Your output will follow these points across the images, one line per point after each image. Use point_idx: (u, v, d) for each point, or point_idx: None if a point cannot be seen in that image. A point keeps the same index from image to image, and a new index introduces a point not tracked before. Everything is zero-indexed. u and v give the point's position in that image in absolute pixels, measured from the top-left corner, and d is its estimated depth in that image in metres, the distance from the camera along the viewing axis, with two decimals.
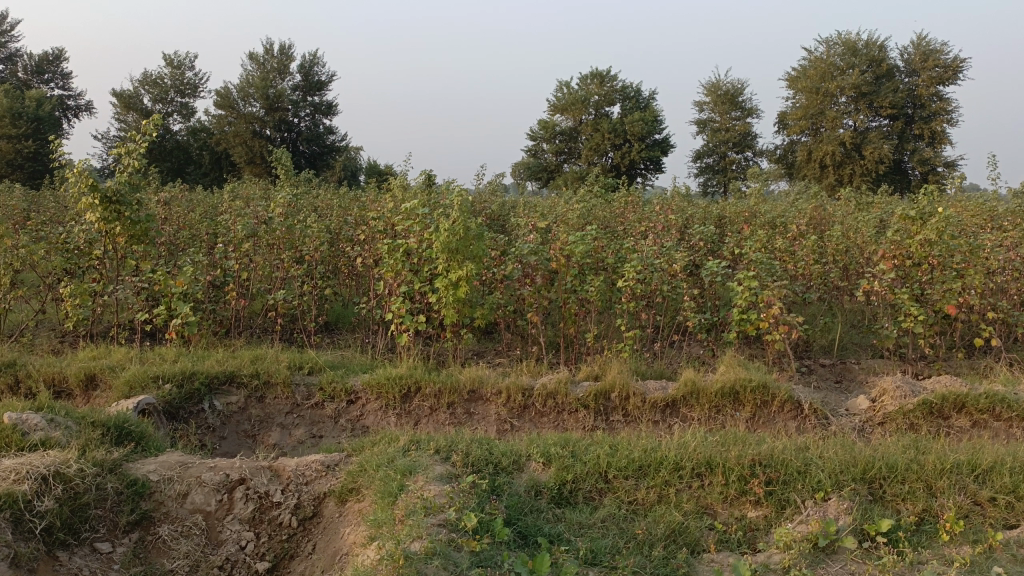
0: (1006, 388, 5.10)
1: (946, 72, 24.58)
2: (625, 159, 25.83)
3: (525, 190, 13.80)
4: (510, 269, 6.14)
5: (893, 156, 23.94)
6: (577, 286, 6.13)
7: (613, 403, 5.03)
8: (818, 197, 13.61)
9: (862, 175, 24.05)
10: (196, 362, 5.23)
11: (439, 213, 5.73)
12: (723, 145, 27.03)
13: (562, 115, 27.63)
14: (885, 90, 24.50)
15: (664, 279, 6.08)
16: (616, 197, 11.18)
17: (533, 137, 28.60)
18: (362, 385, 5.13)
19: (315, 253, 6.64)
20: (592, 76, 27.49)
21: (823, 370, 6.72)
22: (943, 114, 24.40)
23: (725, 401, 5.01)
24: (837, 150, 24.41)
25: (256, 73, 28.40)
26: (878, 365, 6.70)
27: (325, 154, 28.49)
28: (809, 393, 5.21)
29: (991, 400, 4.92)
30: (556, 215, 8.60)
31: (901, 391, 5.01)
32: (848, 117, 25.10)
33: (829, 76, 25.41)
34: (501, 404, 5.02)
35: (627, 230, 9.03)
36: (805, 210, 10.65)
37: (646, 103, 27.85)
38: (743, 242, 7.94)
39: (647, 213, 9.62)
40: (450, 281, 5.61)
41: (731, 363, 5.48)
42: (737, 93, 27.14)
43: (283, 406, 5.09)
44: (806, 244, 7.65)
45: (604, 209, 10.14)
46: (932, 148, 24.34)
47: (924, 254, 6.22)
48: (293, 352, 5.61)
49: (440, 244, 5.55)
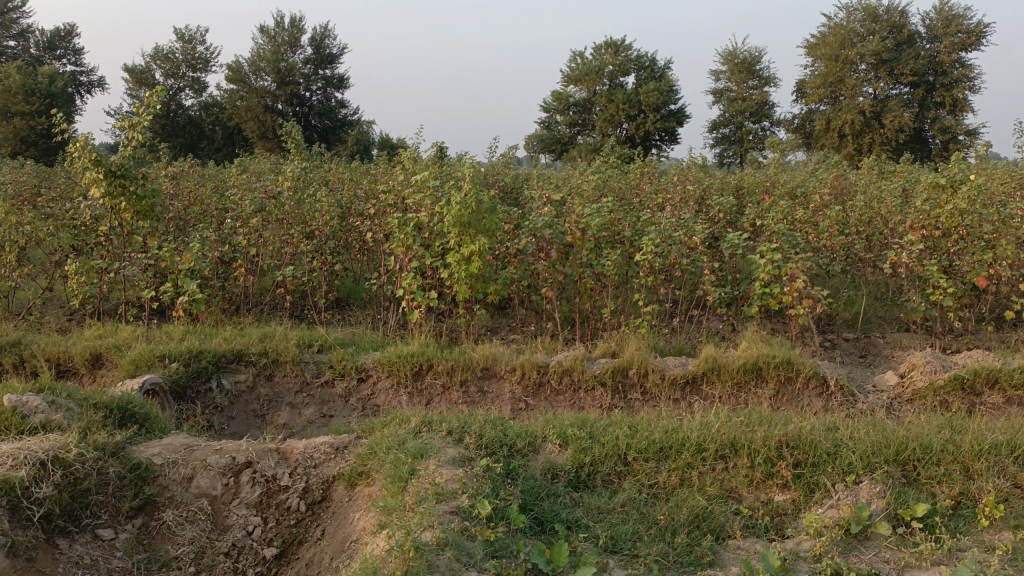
0: None
1: (969, 37, 23.94)
2: (640, 130, 25.43)
3: (539, 162, 13.57)
4: (524, 242, 5.96)
5: (913, 125, 23.40)
6: (593, 260, 5.95)
7: (632, 380, 4.87)
8: (838, 166, 13.28)
9: (882, 144, 23.55)
10: (204, 341, 5.12)
11: (450, 185, 5.54)
12: (740, 115, 26.54)
13: (575, 86, 27.21)
14: (906, 57, 23.89)
15: (683, 252, 5.89)
16: (632, 168, 10.94)
17: (546, 108, 28.21)
18: (372, 363, 5.00)
19: (324, 227, 6.49)
20: (606, 45, 27.01)
21: (847, 345, 6.53)
22: (965, 80, 23.80)
23: (748, 378, 4.83)
24: (856, 119, 23.88)
25: (266, 46, 28.12)
26: (905, 339, 6.49)
27: (337, 128, 28.27)
28: (835, 370, 5.02)
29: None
30: (571, 186, 8.39)
31: (931, 367, 4.81)
32: (868, 85, 24.52)
33: (848, 42, 24.79)
34: (516, 382, 4.88)
35: (643, 202, 8.81)
36: (826, 179, 10.37)
37: (661, 72, 27.35)
38: (763, 214, 7.71)
39: (664, 183, 9.39)
40: (462, 255, 5.45)
41: (753, 339, 5.29)
42: (754, 61, 26.58)
43: (292, 384, 4.97)
44: (829, 215, 7.40)
45: (620, 180, 9.91)
46: (953, 116, 23.78)
47: (955, 224, 5.98)
48: (302, 329, 5.48)
49: (451, 218, 5.38)
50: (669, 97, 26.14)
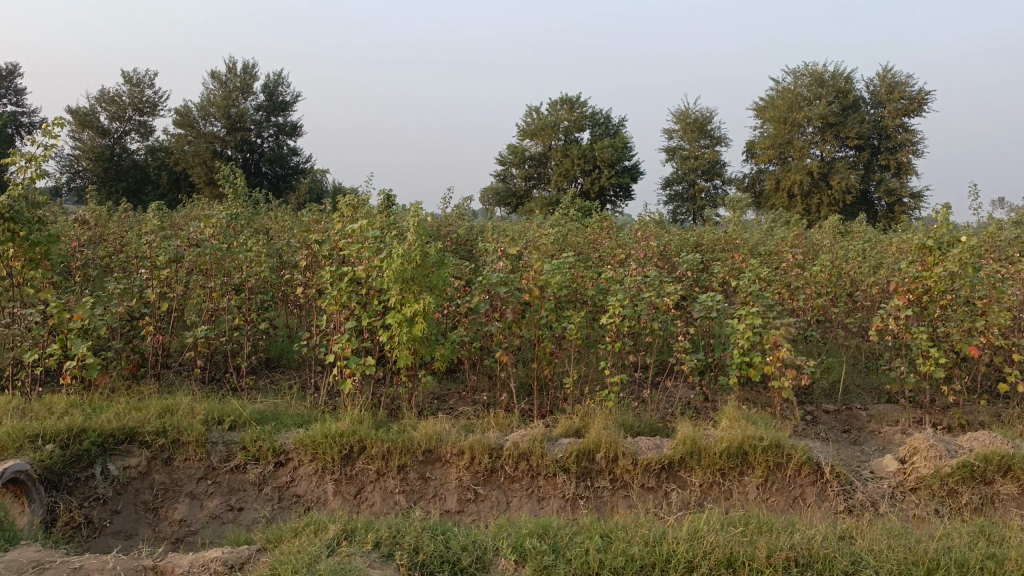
0: None
1: (910, 104, 24.56)
2: (595, 186, 25.25)
3: (493, 214, 13.02)
4: (476, 301, 5.29)
5: (860, 186, 23.71)
6: (553, 322, 5.31)
7: (600, 466, 4.17)
8: (794, 225, 13.03)
9: (830, 205, 23.75)
10: (90, 416, 4.27)
11: (393, 236, 4.87)
12: (693, 173, 26.62)
13: (531, 141, 27.06)
14: (852, 121, 24.35)
15: (654, 315, 5.27)
16: (590, 222, 10.44)
17: (501, 161, 27.95)
18: (293, 443, 4.22)
19: (250, 280, 5.73)
20: (562, 102, 27.04)
21: (828, 418, 5.98)
22: (908, 145, 24.29)
23: (732, 464, 4.19)
24: (805, 180, 24.09)
25: (218, 91, 27.39)
26: (890, 412, 5.99)
27: (289, 176, 27.41)
28: (828, 452, 4.42)
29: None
30: (528, 240, 7.81)
31: (936, 452, 4.25)
32: (815, 147, 24.85)
33: (796, 105, 25.20)
34: (464, 467, 4.14)
35: (605, 258, 8.25)
36: (788, 238, 10.00)
37: (617, 129, 27.41)
38: (734, 273, 7.19)
39: (625, 239, 8.86)
40: (404, 316, 4.75)
41: (735, 415, 4.68)
42: (706, 121, 26.81)
43: (193, 470, 4.15)
44: (805, 275, 6.91)
45: (579, 234, 9.35)
46: (897, 179, 24.18)
47: (943, 289, 5.52)
48: (214, 400, 4.66)
49: (392, 273, 4.70)
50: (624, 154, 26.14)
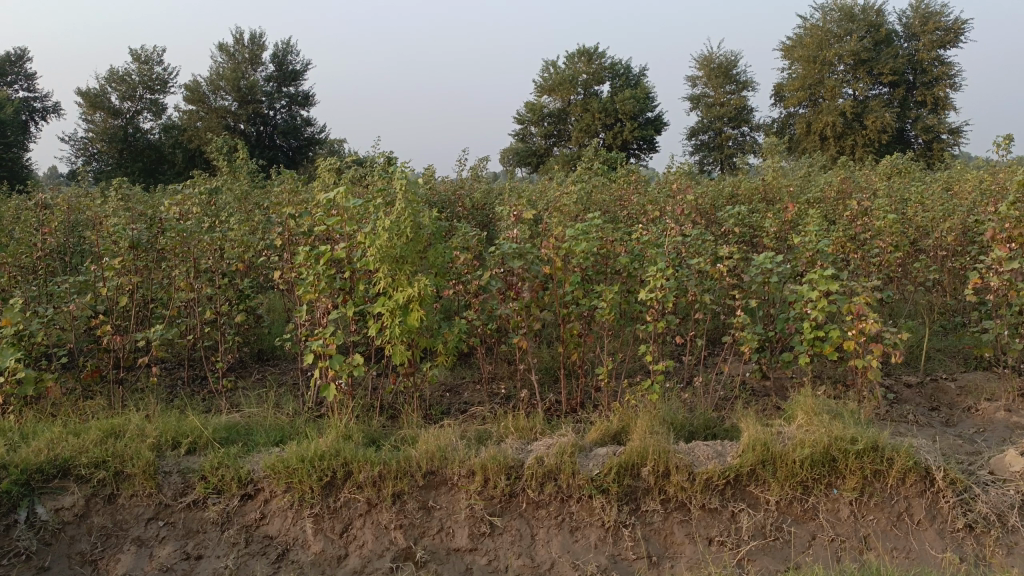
0: None
1: (946, 35, 22.96)
2: (618, 139, 23.98)
3: (507, 176, 12.07)
4: (487, 278, 4.40)
5: (896, 125, 22.22)
6: (581, 299, 4.41)
7: (647, 483, 3.31)
8: (834, 169, 11.91)
9: (865, 146, 22.30)
10: (16, 448, 3.48)
11: (380, 205, 3.99)
12: (718, 121, 25.21)
13: (549, 97, 25.84)
14: (885, 57, 22.78)
15: (702, 285, 4.35)
16: (615, 177, 9.45)
17: (518, 120, 26.74)
18: (263, 470, 3.41)
19: (223, 266, 4.90)
20: (580, 53, 25.74)
21: (910, 394, 5.04)
22: (946, 78, 22.71)
23: (817, 474, 3.31)
24: (838, 121, 22.62)
25: (227, 63, 26.48)
26: (986, 384, 5.04)
27: (303, 147, 26.51)
28: (933, 449, 3.47)
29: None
30: (547, 201, 6.89)
31: None
32: (847, 86, 23.30)
33: (826, 43, 23.63)
34: (475, 493, 3.29)
35: (634, 218, 7.26)
36: (835, 185, 8.95)
37: (638, 79, 26.02)
38: (786, 228, 6.20)
39: (656, 193, 7.88)
40: (396, 303, 3.88)
41: (812, 408, 3.76)
42: (731, 65, 25.34)
43: (142, 510, 3.35)
44: (873, 226, 5.89)
45: (603, 191, 8.35)
46: (935, 115, 22.66)
47: None
48: (174, 417, 3.87)
49: (379, 251, 3.83)
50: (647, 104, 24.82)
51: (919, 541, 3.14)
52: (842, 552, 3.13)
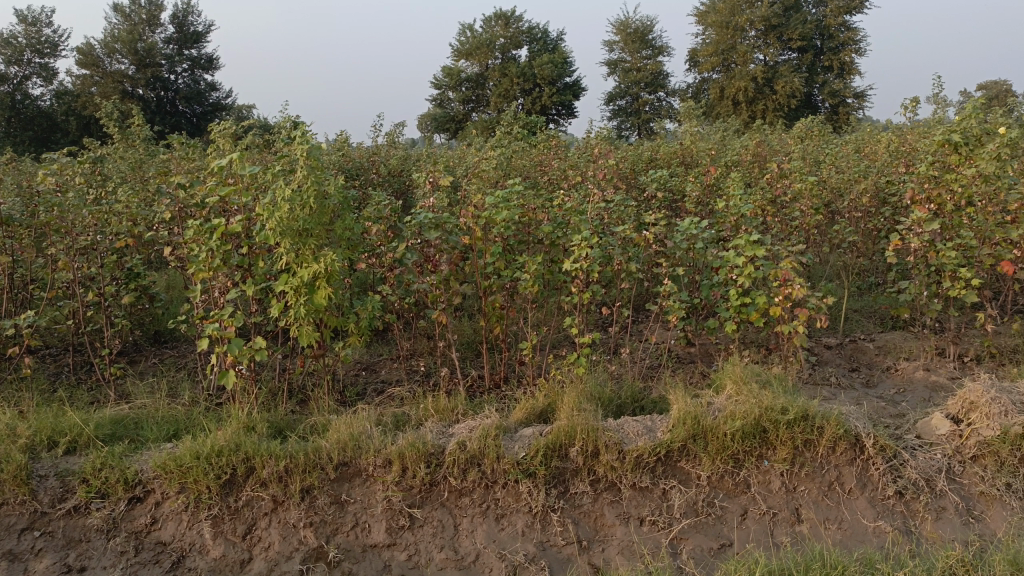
0: None
1: (851, 1, 23.52)
2: (537, 105, 23.70)
3: (424, 142, 11.66)
4: (402, 250, 4.11)
5: (804, 90, 22.74)
6: (502, 270, 4.17)
7: (576, 464, 3.14)
8: (749, 133, 12.01)
9: (775, 111, 22.75)
10: None
11: (281, 173, 3.63)
12: (635, 86, 25.23)
13: (466, 61, 25.27)
14: (794, 22, 23.20)
15: (628, 253, 4.18)
16: (534, 143, 9.20)
17: (435, 84, 26.07)
18: (152, 470, 3.08)
19: (108, 242, 4.42)
20: (497, 16, 25.23)
21: (831, 356, 5.05)
22: (851, 44, 23.33)
23: (749, 446, 3.21)
24: (749, 86, 22.96)
25: (121, 24, 24.74)
26: (902, 343, 5.10)
27: (209, 113, 25.13)
28: (862, 417, 3.45)
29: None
30: (465, 167, 6.61)
31: (1002, 409, 3.23)
32: (759, 51, 23.63)
33: (738, 8, 23.87)
34: (392, 484, 3.05)
35: (555, 184, 7.06)
36: (751, 148, 8.97)
37: (555, 42, 25.73)
38: (708, 192, 6.12)
39: (577, 158, 7.69)
40: (301, 280, 3.54)
41: (741, 378, 3.67)
42: (647, 30, 25.34)
43: (13, 521, 2.97)
44: (793, 189, 5.86)
45: (523, 156, 8.11)
46: (841, 80, 23.30)
47: (973, 194, 4.51)
48: (52, 414, 3.46)
49: (280, 224, 3.48)
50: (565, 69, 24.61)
51: (851, 510, 3.08)
52: (775, 526, 3.04)
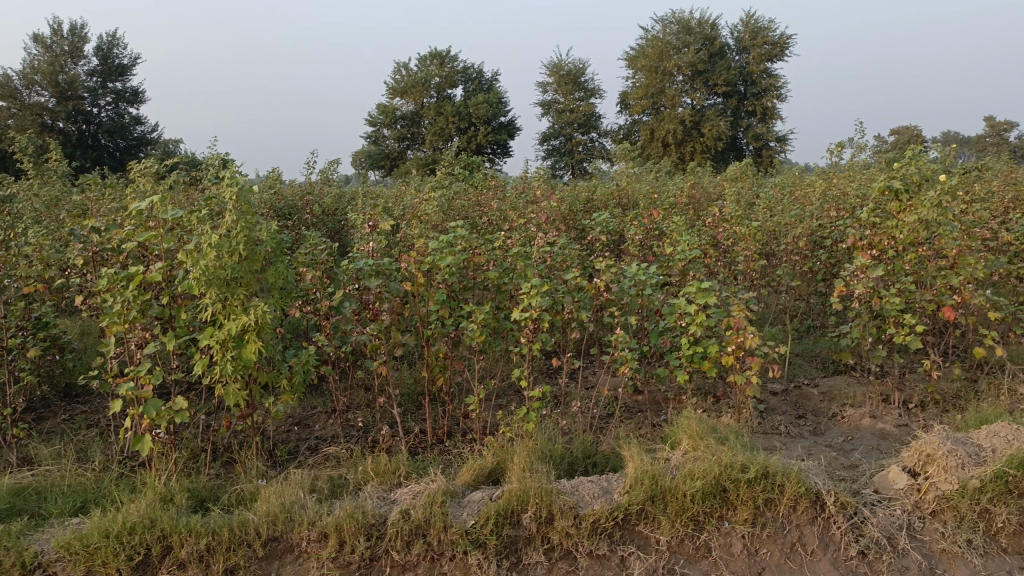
0: None
1: (772, 49, 24.50)
2: (472, 144, 23.72)
3: (358, 180, 11.40)
4: (340, 299, 3.86)
5: (730, 133, 23.46)
6: (447, 319, 3.97)
7: (528, 531, 2.93)
8: (681, 174, 12.18)
9: (703, 153, 23.35)
10: None
11: (206, 216, 3.35)
12: (569, 127, 25.57)
13: (401, 99, 25.18)
14: (719, 68, 24.00)
15: (577, 301, 4.04)
16: (472, 183, 9.07)
17: (369, 122, 25.86)
18: (53, 552, 2.72)
19: (11, 290, 4.03)
20: (432, 56, 25.31)
21: (777, 402, 4.99)
22: (773, 90, 24.26)
23: (709, 507, 3.06)
24: (678, 128, 23.54)
25: (40, 54, 23.74)
26: (846, 389, 5.09)
27: (133, 147, 24.22)
28: (821, 472, 3.36)
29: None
30: (404, 208, 6.40)
31: (959, 461, 3.21)
32: (686, 96, 24.30)
33: (665, 54, 24.58)
34: (329, 560, 2.78)
35: (495, 225, 6.91)
36: (687, 190, 9.06)
37: (490, 83, 25.91)
38: (650, 236, 6.08)
39: (517, 199, 7.58)
40: (229, 333, 3.25)
41: (697, 432, 3.54)
42: (579, 72, 25.82)
43: None
44: (734, 233, 5.86)
45: (462, 196, 7.95)
46: (764, 124, 24.16)
47: (914, 241, 4.56)
48: None
49: (206, 272, 3.19)
50: (500, 109, 24.77)
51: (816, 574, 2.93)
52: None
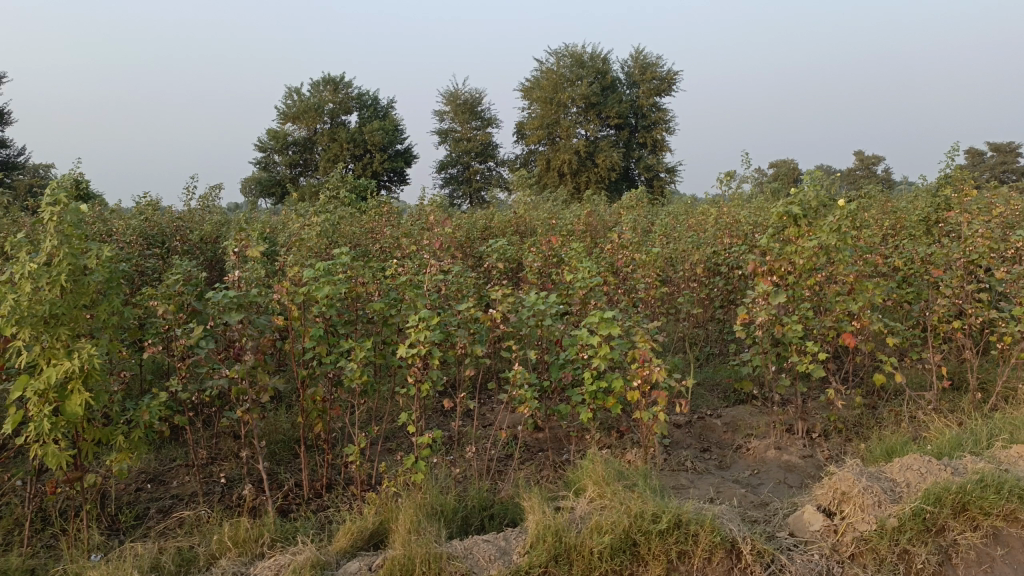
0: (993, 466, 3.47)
1: (661, 84, 25.25)
2: (367, 171, 23.12)
3: (242, 207, 10.68)
4: (198, 336, 3.35)
5: (623, 164, 23.91)
6: (324, 357, 3.52)
7: None
8: (578, 203, 12.11)
9: (598, 183, 23.67)
10: None
11: (25, 241, 2.80)
12: (466, 155, 25.38)
13: (292, 125, 24.32)
14: (612, 101, 24.50)
15: (471, 335, 3.70)
16: (364, 208, 8.60)
17: (259, 147, 24.82)
18: None
19: None
20: (326, 81, 24.63)
21: (681, 435, 4.79)
22: (662, 123, 24.96)
23: (618, 564, 2.75)
24: (573, 158, 23.78)
25: None
26: (749, 419, 4.96)
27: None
28: (735, 517, 3.13)
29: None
30: (286, 234, 5.88)
31: (874, 499, 3.15)
32: (580, 127, 24.62)
33: (560, 86, 24.89)
34: None
35: (387, 253, 6.48)
36: (584, 217, 8.92)
37: (386, 110, 25.46)
38: (549, 263, 5.82)
39: (411, 225, 7.18)
40: (50, 381, 2.69)
41: (603, 477, 3.24)
42: (476, 101, 25.76)
43: None
44: (635, 260, 5.68)
45: (351, 222, 7.48)
46: (655, 156, 24.79)
47: (813, 268, 4.49)
48: None
49: (21, 309, 2.64)
50: (396, 136, 24.35)
51: None
52: None
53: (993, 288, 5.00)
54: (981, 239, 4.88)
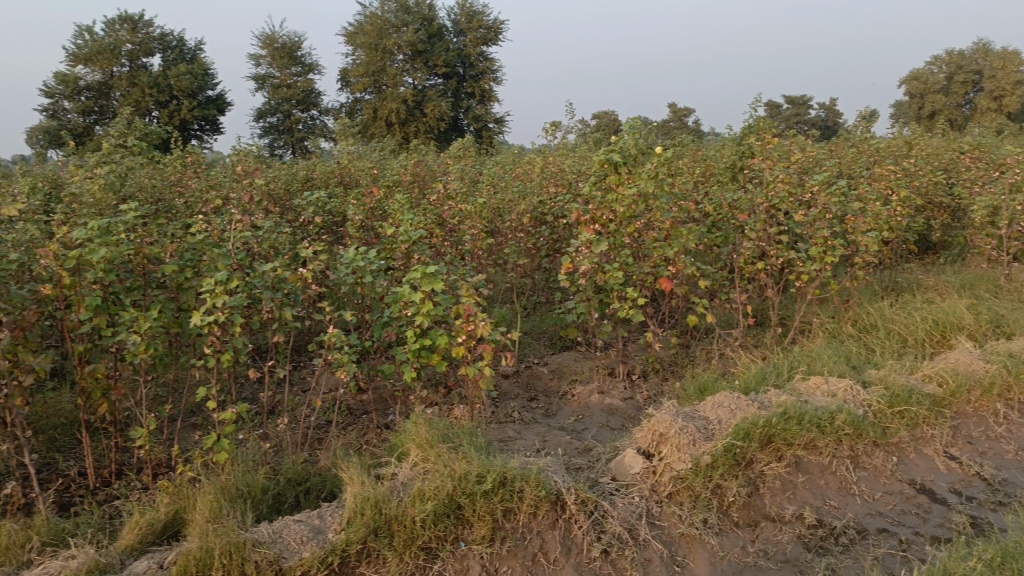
0: (795, 396, 3.84)
1: (489, 33, 24.98)
2: (175, 119, 21.13)
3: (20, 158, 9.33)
4: None
5: (452, 114, 23.55)
6: (107, 330, 3.09)
7: None
8: (406, 153, 11.72)
9: (427, 133, 23.18)
10: None
11: None
12: (287, 103, 23.88)
13: (83, 66, 21.65)
14: (439, 49, 23.92)
15: (280, 297, 3.39)
16: (165, 159, 7.77)
17: (44, 91, 21.93)
18: None
19: None
20: (121, 18, 22.07)
21: (509, 386, 4.77)
22: (491, 73, 24.78)
23: (441, 531, 2.65)
24: (402, 108, 23.06)
25: None
26: (575, 365, 5.03)
27: None
28: (559, 467, 3.12)
29: (835, 423, 3.58)
30: (67, 189, 5.15)
31: (689, 438, 3.27)
32: (407, 75, 23.88)
33: (385, 32, 23.90)
34: None
35: (192, 208, 5.88)
36: (411, 168, 8.61)
37: (193, 51, 23.32)
38: (372, 216, 5.54)
39: (220, 177, 6.56)
40: None
41: (426, 439, 3.09)
42: (295, 45, 24.22)
43: None
44: (460, 210, 5.53)
45: (149, 174, 6.71)
46: (484, 107, 24.62)
47: (633, 216, 4.59)
48: None
49: None
50: (207, 81, 22.41)
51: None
52: None
53: (791, 231, 5.36)
54: (781, 184, 5.21)
